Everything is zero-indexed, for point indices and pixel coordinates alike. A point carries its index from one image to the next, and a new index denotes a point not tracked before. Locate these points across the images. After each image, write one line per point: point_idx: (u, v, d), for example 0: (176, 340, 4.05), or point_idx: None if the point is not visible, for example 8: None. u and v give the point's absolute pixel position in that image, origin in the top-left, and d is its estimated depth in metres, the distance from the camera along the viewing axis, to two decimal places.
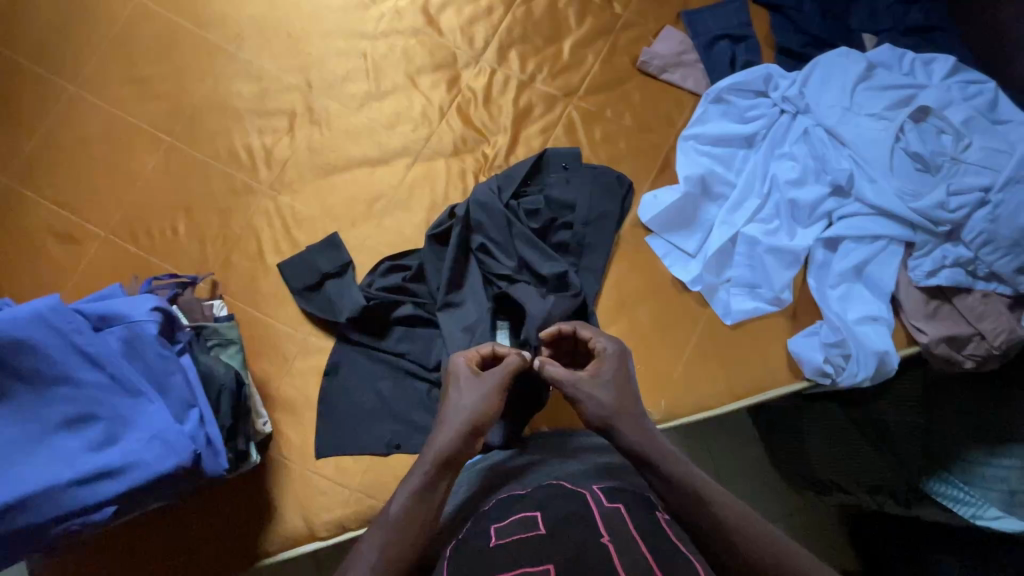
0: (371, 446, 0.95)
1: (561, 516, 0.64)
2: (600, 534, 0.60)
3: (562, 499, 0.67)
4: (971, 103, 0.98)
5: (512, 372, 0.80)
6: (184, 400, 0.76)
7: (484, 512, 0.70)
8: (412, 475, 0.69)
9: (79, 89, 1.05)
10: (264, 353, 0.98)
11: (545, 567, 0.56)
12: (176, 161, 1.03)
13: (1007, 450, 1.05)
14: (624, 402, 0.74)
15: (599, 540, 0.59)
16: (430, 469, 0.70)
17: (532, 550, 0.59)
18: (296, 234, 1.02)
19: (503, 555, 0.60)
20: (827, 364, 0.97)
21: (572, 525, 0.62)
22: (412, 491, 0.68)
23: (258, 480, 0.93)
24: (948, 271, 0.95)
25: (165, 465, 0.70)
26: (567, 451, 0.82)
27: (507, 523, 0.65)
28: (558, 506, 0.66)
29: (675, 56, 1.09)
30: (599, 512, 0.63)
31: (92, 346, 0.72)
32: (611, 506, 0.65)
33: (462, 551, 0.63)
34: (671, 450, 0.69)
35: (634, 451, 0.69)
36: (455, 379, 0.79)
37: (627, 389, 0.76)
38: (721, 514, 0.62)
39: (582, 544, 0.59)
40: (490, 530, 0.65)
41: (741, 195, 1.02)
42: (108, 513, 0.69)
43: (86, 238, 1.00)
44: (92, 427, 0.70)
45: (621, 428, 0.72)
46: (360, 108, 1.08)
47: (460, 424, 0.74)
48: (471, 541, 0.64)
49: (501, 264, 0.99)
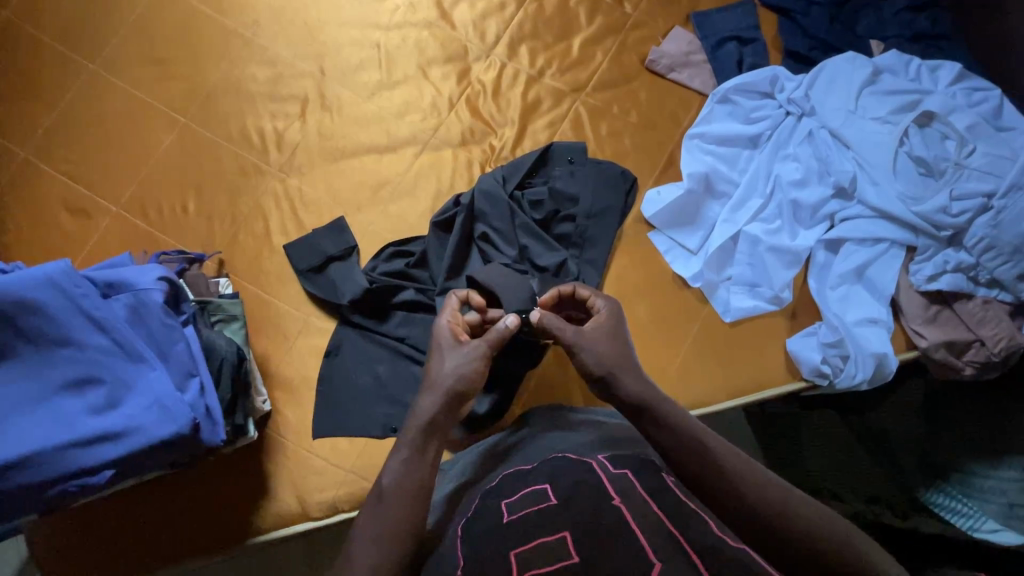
0: (366, 429, 0.95)
1: (571, 484, 0.65)
2: (611, 497, 0.62)
3: (569, 469, 0.69)
4: (976, 110, 0.99)
5: (496, 342, 0.78)
6: (186, 369, 0.76)
7: (490, 488, 0.72)
8: (399, 446, 0.71)
9: (99, 68, 1.07)
10: (266, 333, 0.99)
11: (561, 536, 0.58)
12: (189, 141, 1.06)
13: (1007, 462, 1.06)
14: (619, 353, 0.75)
15: (610, 502, 0.61)
16: (416, 434, 0.71)
17: (545, 523, 0.61)
18: (303, 217, 1.04)
19: (516, 529, 0.62)
20: (825, 364, 0.97)
21: (581, 491, 0.64)
22: (403, 461, 0.69)
23: (254, 458, 0.94)
24: (949, 276, 0.95)
25: (164, 432, 0.71)
26: (571, 421, 0.84)
27: (519, 497, 0.67)
28: (566, 476, 0.67)
29: (683, 56, 1.11)
30: (609, 478, 0.65)
31: (98, 310, 0.73)
32: (619, 472, 0.66)
33: (474, 531, 0.65)
34: (667, 397, 0.70)
35: (630, 396, 0.70)
36: (436, 346, 0.78)
37: (618, 343, 0.76)
38: (724, 462, 0.64)
39: (595, 509, 0.60)
40: (502, 505, 0.67)
41: (743, 194, 1.03)
42: (106, 477, 0.71)
43: (99, 213, 1.02)
44: (94, 391, 0.71)
45: (621, 380, 0.72)
46: (371, 96, 1.10)
47: (441, 390, 0.74)
48: (483, 516, 0.67)
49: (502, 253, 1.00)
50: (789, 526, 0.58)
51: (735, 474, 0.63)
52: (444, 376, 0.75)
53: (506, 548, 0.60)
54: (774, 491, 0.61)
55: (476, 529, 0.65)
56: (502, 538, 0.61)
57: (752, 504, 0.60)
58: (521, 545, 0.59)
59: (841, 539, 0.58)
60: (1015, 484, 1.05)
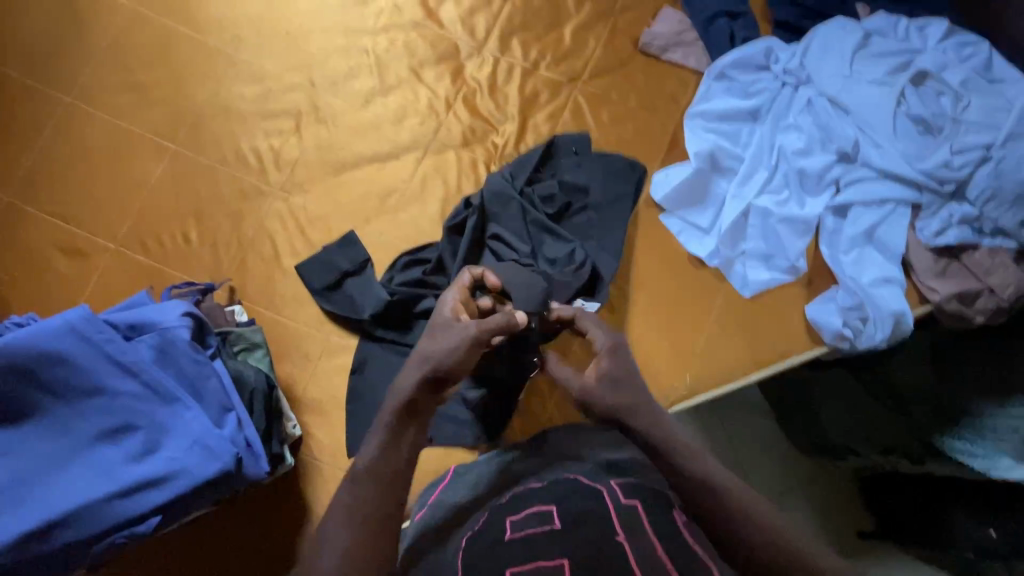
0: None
1: (578, 513, 0.63)
2: (615, 533, 0.59)
3: (578, 495, 0.66)
4: (967, 64, 1.01)
5: (490, 325, 0.71)
6: (221, 405, 0.74)
7: (501, 505, 0.71)
8: (376, 426, 0.64)
9: (76, 100, 1.02)
10: (288, 356, 0.97)
11: (559, 563, 0.56)
12: (182, 168, 1.02)
13: (1014, 400, 1.07)
14: (629, 398, 0.70)
15: (615, 538, 0.58)
16: (393, 413, 0.64)
17: (546, 546, 0.59)
18: (310, 234, 1.02)
19: (514, 548, 0.60)
20: (846, 327, 0.98)
21: (585, 521, 0.61)
22: (379, 447, 0.62)
23: (291, 485, 0.92)
24: (955, 230, 0.98)
25: (208, 471, 0.69)
26: (592, 441, 0.81)
27: (522, 515, 0.65)
28: (574, 502, 0.65)
29: (675, 36, 1.11)
30: (618, 506, 0.63)
31: (124, 354, 0.70)
32: (628, 501, 0.64)
33: (476, 545, 0.64)
34: (683, 441, 0.66)
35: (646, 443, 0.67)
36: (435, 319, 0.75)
37: (626, 388, 0.71)
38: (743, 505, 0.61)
39: (599, 540, 0.58)
40: (506, 523, 0.66)
41: (750, 168, 1.04)
42: (153, 524, 0.68)
43: (96, 253, 0.98)
44: (130, 437, 0.69)
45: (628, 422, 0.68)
46: (366, 104, 1.07)
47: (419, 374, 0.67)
48: (485, 535, 0.65)
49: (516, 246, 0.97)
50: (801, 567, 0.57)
51: (744, 513, 0.60)
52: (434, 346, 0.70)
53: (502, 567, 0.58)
54: (795, 543, 0.58)
55: (475, 552, 0.63)
56: (500, 556, 0.60)
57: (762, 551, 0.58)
58: (517, 565, 0.58)
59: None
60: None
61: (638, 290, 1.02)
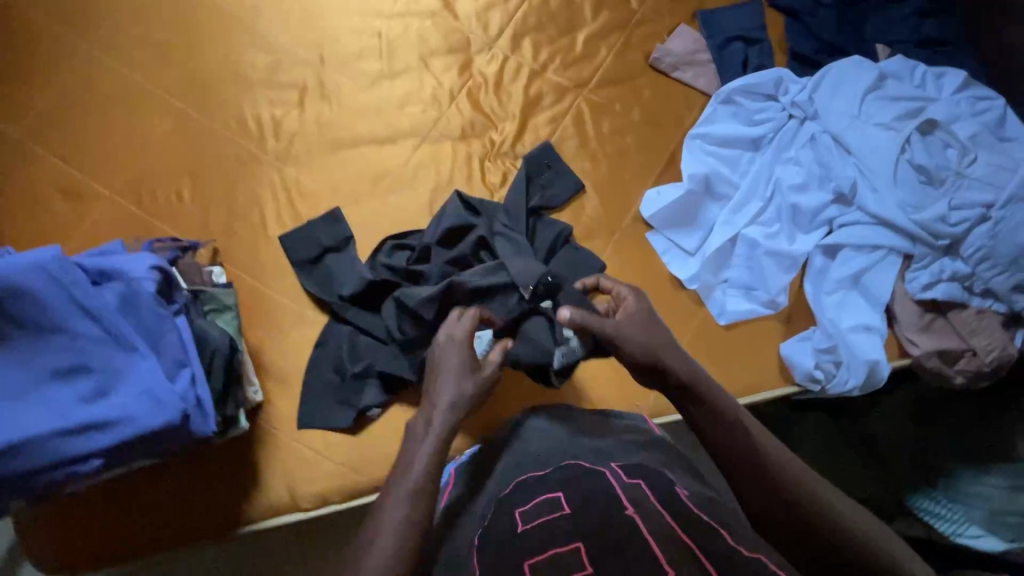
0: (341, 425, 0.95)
1: (581, 497, 0.65)
2: (624, 506, 0.62)
3: (581, 479, 0.68)
4: (980, 119, 0.98)
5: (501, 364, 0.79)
6: (177, 360, 0.75)
7: (502, 496, 0.71)
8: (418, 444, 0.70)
9: (94, 49, 1.05)
10: (259, 323, 0.99)
11: (575, 547, 0.58)
12: (185, 126, 1.04)
13: (992, 469, 1.07)
14: (661, 338, 0.74)
15: (623, 511, 0.61)
16: (439, 441, 0.70)
17: (555, 532, 0.61)
18: (298, 206, 1.03)
19: (529, 538, 0.62)
20: (817, 369, 0.97)
21: (592, 504, 0.63)
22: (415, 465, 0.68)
23: (245, 448, 0.94)
24: (945, 285, 0.96)
25: (155, 423, 0.70)
26: (578, 419, 0.83)
27: (531, 506, 0.66)
28: (578, 486, 0.67)
29: (687, 54, 1.09)
30: (622, 487, 0.65)
31: (90, 299, 0.72)
32: (631, 481, 0.67)
33: (490, 538, 0.65)
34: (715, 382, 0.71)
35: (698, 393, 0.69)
36: (442, 354, 0.77)
37: (649, 329, 0.75)
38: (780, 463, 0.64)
39: (606, 519, 0.61)
40: (514, 514, 0.66)
41: (743, 197, 1.02)
42: (95, 466, 0.70)
43: (92, 199, 1.00)
44: (85, 379, 0.71)
45: (664, 356, 0.72)
46: (371, 86, 1.08)
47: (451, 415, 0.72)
48: (496, 528, 0.66)
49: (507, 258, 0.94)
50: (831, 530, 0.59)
51: (770, 459, 0.64)
52: (461, 387, 0.74)
53: (519, 560, 0.60)
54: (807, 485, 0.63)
55: (489, 539, 0.65)
56: (516, 546, 0.61)
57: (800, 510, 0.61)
58: (535, 555, 0.59)
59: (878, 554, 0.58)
60: (1000, 491, 1.05)
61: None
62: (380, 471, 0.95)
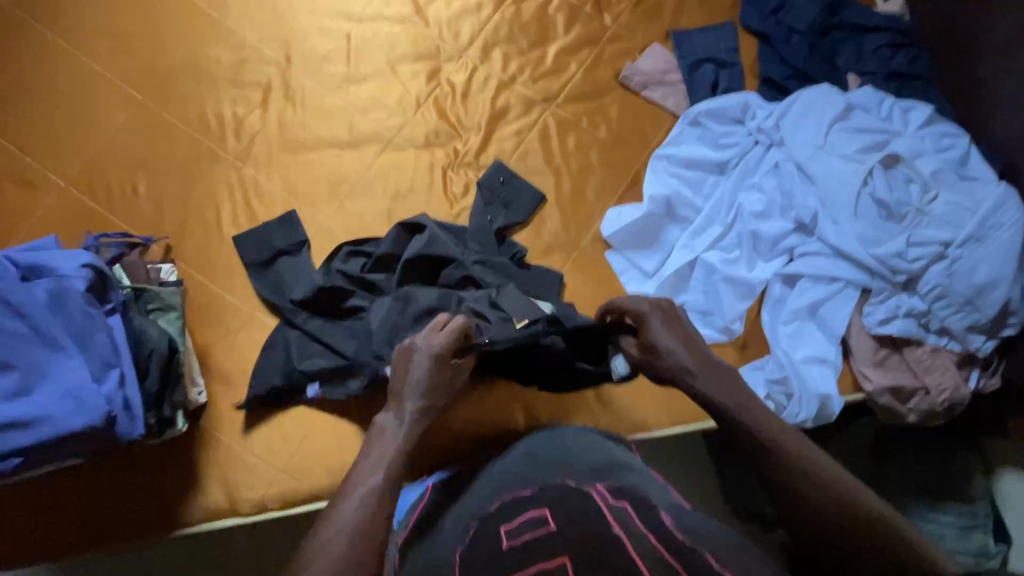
0: (259, 415, 0.94)
1: (569, 515, 0.66)
2: (612, 527, 0.64)
3: (570, 499, 0.69)
4: (942, 155, 0.98)
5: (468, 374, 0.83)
6: (105, 360, 0.73)
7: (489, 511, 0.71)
8: (370, 469, 0.69)
9: (57, 37, 1.04)
10: (207, 323, 0.97)
11: (562, 560, 0.61)
12: (145, 119, 1.03)
13: (948, 507, 1.07)
14: (699, 362, 0.75)
15: (611, 531, 0.63)
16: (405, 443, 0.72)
17: (541, 547, 0.63)
18: (255, 207, 1.02)
19: (517, 553, 0.63)
20: (769, 400, 0.96)
21: (574, 525, 0.65)
22: (373, 485, 0.67)
23: (185, 450, 0.92)
24: (900, 321, 0.94)
25: (76, 423, 0.69)
26: (569, 437, 0.82)
27: (518, 523, 0.67)
28: (570, 505, 0.68)
29: (658, 74, 1.08)
30: (609, 510, 0.66)
31: (15, 296, 0.71)
32: (619, 505, 0.67)
33: (474, 548, 0.66)
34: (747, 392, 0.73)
35: (723, 408, 0.72)
36: (420, 358, 0.78)
37: (693, 347, 0.77)
38: (797, 460, 0.67)
39: (598, 533, 0.63)
40: (500, 531, 0.67)
41: (704, 221, 1.02)
42: (15, 464, 0.69)
43: (44, 188, 0.99)
44: (6, 376, 0.70)
45: (698, 380, 0.75)
46: (337, 89, 1.07)
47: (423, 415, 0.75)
48: (480, 544, 0.67)
49: (502, 284, 0.97)
50: (839, 530, 0.62)
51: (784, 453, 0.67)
52: (431, 390, 0.76)
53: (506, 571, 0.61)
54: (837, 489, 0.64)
55: (476, 546, 0.66)
56: (501, 558, 0.63)
57: (827, 521, 0.62)
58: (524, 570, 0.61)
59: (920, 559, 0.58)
60: (953, 529, 1.05)
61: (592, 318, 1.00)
62: (321, 480, 0.94)
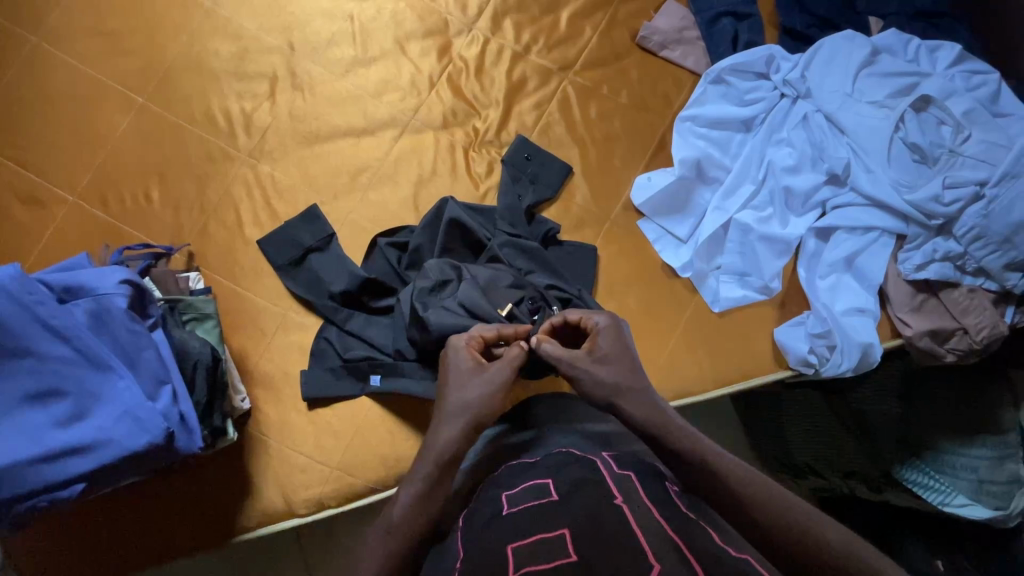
0: (322, 397, 0.93)
1: (573, 482, 0.61)
2: (613, 496, 0.58)
3: (573, 465, 0.64)
4: (974, 94, 0.97)
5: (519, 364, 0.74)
6: (157, 376, 0.72)
7: (494, 479, 0.68)
8: (413, 477, 0.66)
9: (42, 41, 0.97)
10: (241, 328, 0.95)
11: (560, 532, 0.54)
12: (150, 122, 0.98)
13: (980, 441, 1.07)
14: (661, 418, 0.67)
15: (612, 501, 0.57)
16: (443, 460, 0.67)
17: (543, 517, 0.57)
18: (276, 205, 0.98)
19: (516, 521, 0.58)
20: (811, 354, 0.96)
21: (582, 489, 0.59)
22: (413, 498, 0.64)
23: (237, 456, 0.91)
24: (937, 265, 0.95)
25: (135, 443, 0.68)
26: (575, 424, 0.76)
27: (518, 490, 0.63)
28: (571, 472, 0.63)
29: (676, 32, 1.07)
30: (612, 478, 0.61)
31: (57, 318, 0.69)
32: (621, 472, 0.63)
33: (473, 526, 0.61)
34: (686, 427, 0.66)
35: (659, 438, 0.65)
36: (460, 360, 0.74)
37: (628, 369, 0.71)
38: (724, 487, 0.60)
39: (597, 508, 0.56)
40: (501, 497, 0.63)
41: (735, 180, 1.00)
42: (76, 491, 0.68)
43: (53, 204, 0.94)
44: (59, 402, 0.68)
45: (623, 403, 0.69)
46: (346, 74, 1.03)
47: (466, 418, 0.69)
48: (481, 509, 0.63)
49: (532, 269, 0.95)
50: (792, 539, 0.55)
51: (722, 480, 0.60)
52: (481, 396, 0.71)
53: (503, 541, 0.56)
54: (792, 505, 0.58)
55: (474, 522, 0.61)
56: (497, 531, 0.58)
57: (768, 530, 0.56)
58: (518, 539, 0.55)
59: (851, 562, 0.54)
60: (985, 461, 1.06)
61: (628, 297, 0.98)
62: (375, 473, 0.92)
